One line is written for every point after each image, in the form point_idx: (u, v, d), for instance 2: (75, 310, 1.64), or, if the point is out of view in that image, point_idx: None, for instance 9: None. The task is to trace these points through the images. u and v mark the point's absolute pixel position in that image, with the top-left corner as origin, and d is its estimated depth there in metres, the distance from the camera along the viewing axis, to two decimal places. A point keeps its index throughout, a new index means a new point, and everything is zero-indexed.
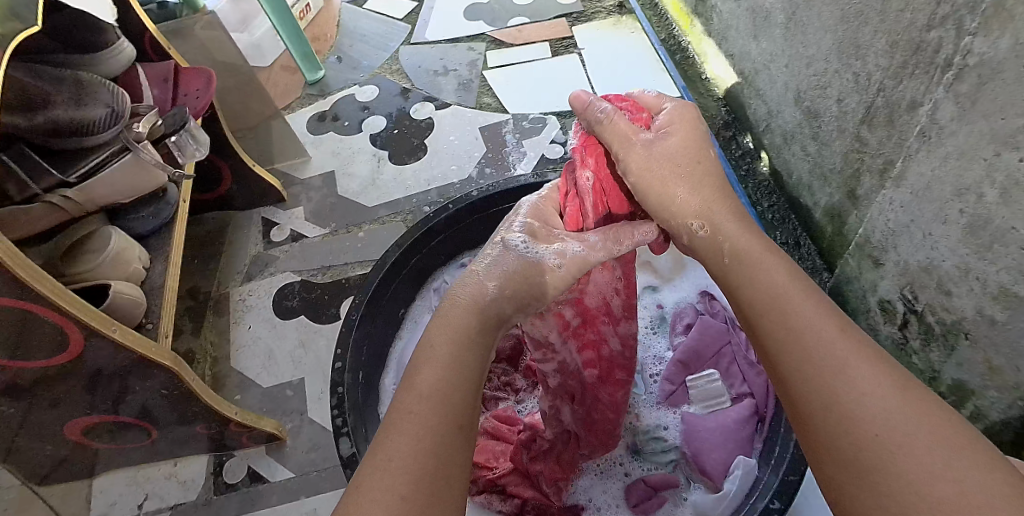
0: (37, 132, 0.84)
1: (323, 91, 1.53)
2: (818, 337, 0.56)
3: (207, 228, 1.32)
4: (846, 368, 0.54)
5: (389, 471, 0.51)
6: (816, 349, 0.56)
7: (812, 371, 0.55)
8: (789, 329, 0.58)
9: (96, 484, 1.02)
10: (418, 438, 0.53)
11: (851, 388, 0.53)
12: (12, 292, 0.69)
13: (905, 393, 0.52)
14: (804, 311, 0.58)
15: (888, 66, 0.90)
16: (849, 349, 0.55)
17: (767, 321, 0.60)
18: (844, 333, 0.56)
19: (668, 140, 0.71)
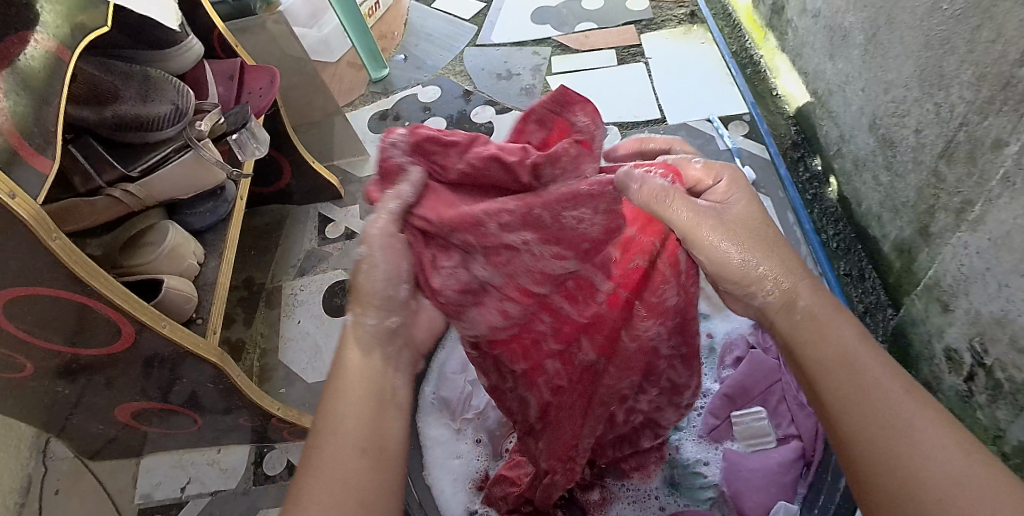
0: (104, 125, 0.89)
1: (387, 90, 1.55)
2: (886, 392, 0.58)
3: (265, 220, 1.36)
4: (914, 427, 0.56)
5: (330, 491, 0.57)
6: (887, 407, 0.57)
7: (881, 426, 0.57)
8: (859, 383, 0.59)
9: (143, 464, 1.09)
10: (347, 461, 0.59)
11: (918, 444, 0.55)
12: (69, 287, 0.73)
13: (969, 453, 0.54)
14: (870, 370, 0.59)
15: (973, 100, 0.84)
16: (917, 410, 0.57)
17: (832, 369, 0.60)
18: (911, 392, 0.58)
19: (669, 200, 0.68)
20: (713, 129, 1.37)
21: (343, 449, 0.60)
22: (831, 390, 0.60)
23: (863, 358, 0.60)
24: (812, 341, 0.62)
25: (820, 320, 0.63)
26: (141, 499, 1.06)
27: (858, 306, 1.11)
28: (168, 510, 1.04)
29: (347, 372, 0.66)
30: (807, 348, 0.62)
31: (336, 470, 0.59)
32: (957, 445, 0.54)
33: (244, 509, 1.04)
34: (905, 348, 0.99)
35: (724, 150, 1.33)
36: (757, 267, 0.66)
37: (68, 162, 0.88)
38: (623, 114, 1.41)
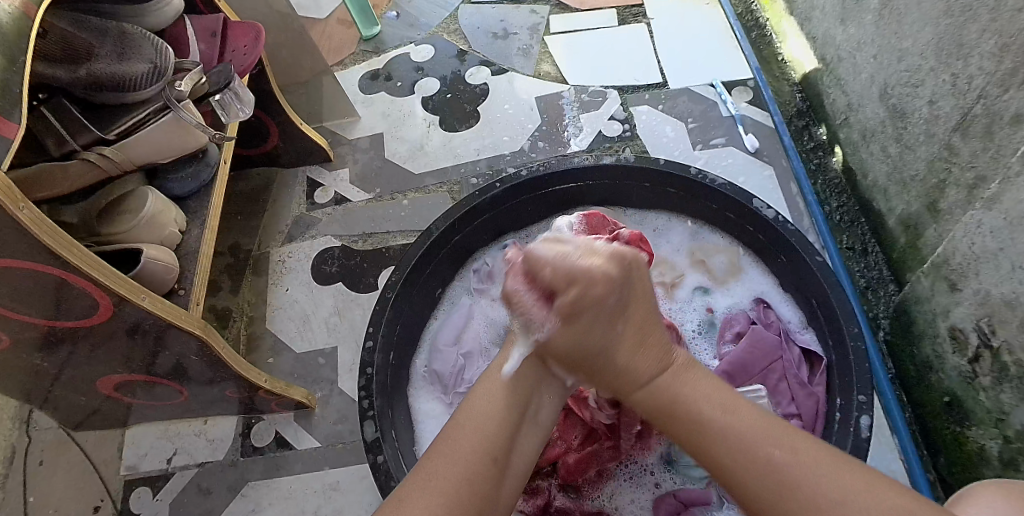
0: (79, 84, 0.83)
1: (378, 48, 1.47)
2: (761, 454, 0.57)
3: (251, 183, 1.31)
4: (790, 475, 0.56)
5: (430, 488, 0.58)
6: (750, 461, 0.57)
7: (759, 487, 0.57)
8: (729, 449, 0.58)
9: (129, 434, 1.06)
10: (456, 462, 0.60)
11: (800, 491, 0.55)
12: (42, 258, 0.69)
13: (843, 476, 0.56)
14: (735, 434, 0.59)
15: (994, 72, 0.81)
16: (789, 456, 0.57)
17: (698, 441, 0.60)
18: (774, 436, 0.58)
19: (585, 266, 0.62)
20: (716, 95, 1.32)
21: (473, 445, 0.61)
22: (708, 464, 0.60)
23: (722, 426, 0.60)
24: (676, 414, 0.63)
25: (668, 402, 0.63)
26: (127, 470, 1.04)
27: (859, 282, 1.09)
28: (155, 482, 1.03)
29: (492, 386, 0.67)
30: (677, 429, 0.62)
31: (458, 464, 0.60)
32: (829, 474, 0.56)
33: (232, 480, 1.02)
34: (907, 326, 0.98)
35: (728, 117, 1.29)
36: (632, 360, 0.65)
37: (39, 123, 0.83)
38: (624, 77, 1.36)
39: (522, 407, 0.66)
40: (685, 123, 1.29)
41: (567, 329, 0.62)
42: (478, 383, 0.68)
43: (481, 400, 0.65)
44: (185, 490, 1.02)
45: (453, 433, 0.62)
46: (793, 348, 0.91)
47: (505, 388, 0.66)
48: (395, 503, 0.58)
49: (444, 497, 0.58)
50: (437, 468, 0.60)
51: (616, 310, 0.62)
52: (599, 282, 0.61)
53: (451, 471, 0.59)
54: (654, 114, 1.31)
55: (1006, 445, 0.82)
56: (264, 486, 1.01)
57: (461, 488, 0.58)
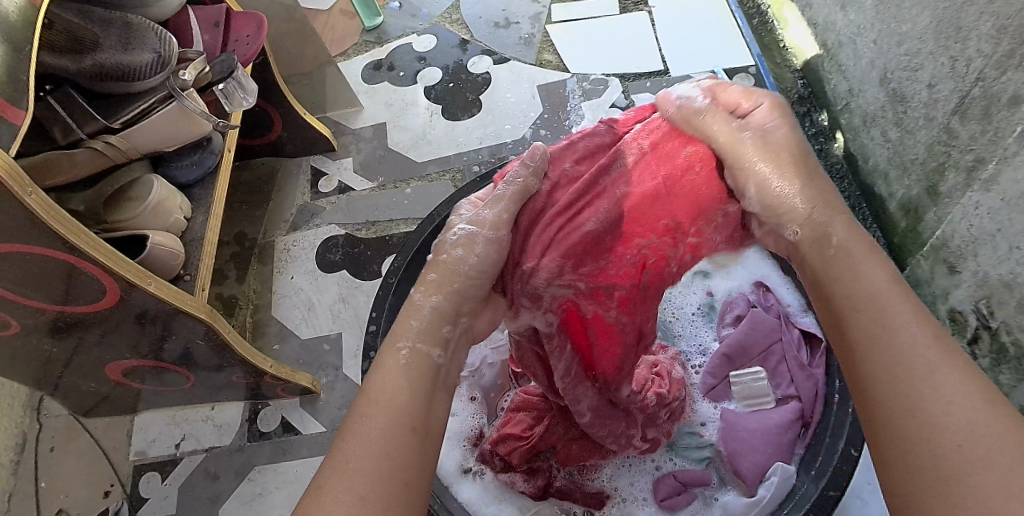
0: (84, 75, 0.85)
1: (380, 38, 1.47)
2: (910, 352, 0.49)
3: (256, 173, 1.32)
4: (936, 380, 0.47)
5: (345, 473, 0.50)
6: (897, 362, 0.49)
7: (894, 375, 0.49)
8: (880, 338, 0.51)
9: (138, 421, 1.08)
10: (374, 441, 0.51)
11: (935, 392, 0.47)
12: (51, 244, 0.71)
13: (994, 410, 0.45)
14: (898, 315, 0.51)
15: (992, 54, 0.81)
16: (942, 357, 0.48)
17: (866, 321, 0.52)
18: (937, 339, 0.49)
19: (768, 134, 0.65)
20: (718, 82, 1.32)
21: (390, 420, 0.53)
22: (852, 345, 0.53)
23: (891, 305, 0.52)
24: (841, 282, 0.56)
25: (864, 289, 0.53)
26: (136, 456, 1.05)
27: None
28: (164, 467, 1.04)
29: (392, 358, 0.58)
30: (841, 302, 0.55)
31: (375, 440, 0.51)
32: (982, 399, 0.45)
33: (239, 465, 1.04)
34: None
35: None
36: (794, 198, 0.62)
37: (46, 113, 0.84)
38: (625, 65, 1.37)
39: (430, 379, 0.57)
40: None
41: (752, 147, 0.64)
42: (378, 357, 0.58)
43: (388, 371, 0.57)
44: (193, 475, 1.03)
45: (364, 409, 0.54)
46: (792, 329, 0.93)
47: (407, 354, 0.58)
48: (314, 492, 0.50)
49: (365, 476, 0.49)
50: (352, 448, 0.51)
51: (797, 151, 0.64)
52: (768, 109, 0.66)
53: (368, 450, 0.51)
54: None
55: None
56: (271, 470, 1.03)
57: (380, 465, 0.50)
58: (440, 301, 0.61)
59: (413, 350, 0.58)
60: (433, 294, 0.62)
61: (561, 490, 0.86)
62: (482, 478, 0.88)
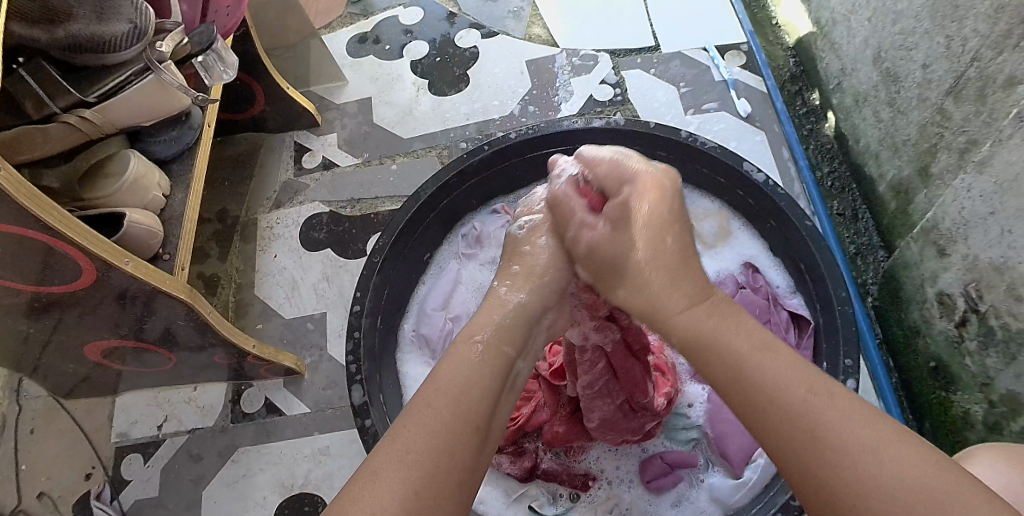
0: (58, 46, 0.81)
1: (366, 10, 1.43)
2: (788, 400, 0.49)
3: (238, 148, 1.29)
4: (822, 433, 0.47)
5: (405, 462, 0.50)
6: (785, 420, 0.49)
7: (786, 440, 0.48)
8: (756, 393, 0.51)
9: (119, 402, 1.07)
10: (434, 434, 0.52)
11: (828, 447, 0.46)
12: (25, 223, 0.68)
13: (887, 454, 0.45)
14: (772, 379, 0.51)
15: (989, 34, 0.80)
16: (827, 407, 0.48)
17: (737, 383, 0.52)
18: (813, 391, 0.49)
19: (625, 231, 0.65)
20: (709, 59, 1.30)
21: (451, 412, 0.54)
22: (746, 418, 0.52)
23: (766, 374, 0.51)
24: (712, 355, 0.55)
25: (705, 333, 0.56)
26: (118, 438, 1.04)
27: (848, 248, 1.08)
28: (146, 448, 1.03)
29: (467, 348, 0.60)
30: (706, 365, 0.55)
31: (437, 435, 0.52)
32: (870, 448, 0.45)
33: (223, 446, 1.03)
34: (895, 291, 0.98)
35: (720, 81, 1.27)
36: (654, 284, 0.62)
37: (19, 85, 0.81)
38: (616, 41, 1.34)
39: (501, 379, 0.59)
40: (678, 87, 1.27)
41: (618, 233, 0.66)
42: (455, 346, 0.61)
43: (457, 362, 0.58)
44: (176, 456, 1.02)
45: (430, 399, 0.54)
46: (782, 310, 0.92)
47: (482, 347, 0.60)
48: (368, 476, 0.49)
49: (421, 469, 0.49)
50: (414, 437, 0.51)
51: (663, 223, 0.65)
52: (650, 190, 0.66)
53: (430, 443, 0.51)
54: (646, 78, 1.29)
55: (990, 410, 0.83)
56: (254, 452, 1.02)
57: (440, 462, 0.50)
58: (526, 295, 0.67)
59: (491, 348, 0.60)
60: (521, 289, 0.67)
61: (547, 472, 0.86)
62: None
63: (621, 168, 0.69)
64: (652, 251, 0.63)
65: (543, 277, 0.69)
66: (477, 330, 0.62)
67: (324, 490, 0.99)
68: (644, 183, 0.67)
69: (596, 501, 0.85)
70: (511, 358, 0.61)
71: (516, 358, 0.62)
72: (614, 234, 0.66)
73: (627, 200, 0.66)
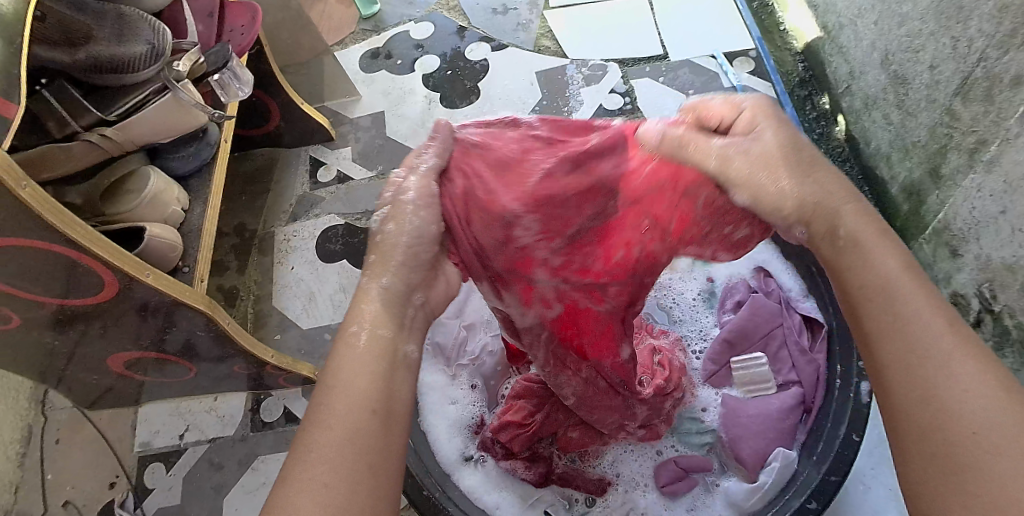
0: (78, 67, 0.84)
1: (378, 27, 1.46)
2: (924, 329, 0.48)
3: (255, 164, 1.31)
4: (952, 366, 0.46)
5: (309, 462, 0.47)
6: (915, 346, 0.47)
7: (911, 363, 0.47)
8: (891, 314, 0.49)
9: (141, 413, 1.09)
10: (331, 427, 0.48)
11: (953, 388, 0.45)
12: (49, 238, 0.71)
13: (1013, 399, 0.44)
14: (913, 307, 0.49)
15: (994, 34, 0.80)
16: (962, 345, 0.46)
17: (883, 299, 0.50)
18: (953, 326, 0.47)
19: (754, 143, 0.58)
20: (718, 66, 1.31)
21: (350, 405, 0.49)
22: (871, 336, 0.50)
23: (903, 293, 0.49)
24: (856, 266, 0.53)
25: (851, 239, 0.54)
26: (140, 447, 1.06)
27: None
28: (168, 457, 1.05)
29: (346, 345, 0.53)
30: (853, 276, 0.52)
31: (334, 427, 0.48)
32: (997, 391, 0.44)
33: (243, 455, 1.04)
34: None
35: (729, 88, 1.28)
36: (778, 182, 0.57)
37: (41, 105, 0.83)
38: (625, 50, 1.35)
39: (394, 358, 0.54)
40: (687, 94, 1.28)
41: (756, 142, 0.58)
42: (332, 345, 0.54)
43: (349, 354, 0.53)
44: (197, 466, 1.04)
45: (324, 392, 0.50)
46: (794, 313, 0.92)
47: (365, 338, 0.54)
48: (279, 483, 0.47)
49: (327, 464, 0.47)
50: (314, 434, 0.48)
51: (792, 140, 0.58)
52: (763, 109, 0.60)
53: (329, 436, 0.48)
54: (656, 86, 1.30)
55: None
56: (274, 460, 1.03)
57: (344, 452, 0.47)
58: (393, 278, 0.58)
59: (371, 337, 0.54)
60: (382, 275, 0.58)
61: (562, 477, 0.86)
62: (482, 465, 0.88)
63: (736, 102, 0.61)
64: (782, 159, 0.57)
65: (397, 256, 0.59)
66: (351, 321, 0.55)
67: None
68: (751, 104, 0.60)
69: (610, 506, 0.85)
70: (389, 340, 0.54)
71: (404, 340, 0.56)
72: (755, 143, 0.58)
73: (746, 118, 0.60)
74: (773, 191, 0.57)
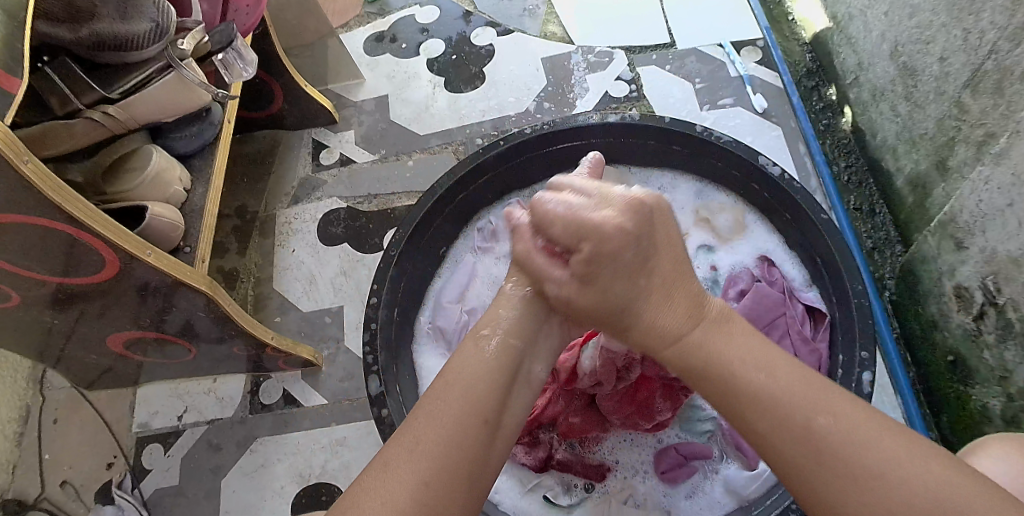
0: (82, 44, 0.83)
1: (382, 9, 1.44)
2: (796, 397, 0.53)
3: (257, 145, 1.31)
4: (834, 428, 0.51)
5: (412, 453, 0.52)
6: (798, 419, 0.52)
7: (796, 432, 0.52)
8: (765, 406, 0.53)
9: (139, 393, 1.08)
10: (441, 427, 0.54)
11: (848, 449, 0.50)
12: (50, 214, 0.70)
13: (898, 447, 0.49)
14: (772, 390, 0.54)
15: (1006, 25, 0.79)
16: (836, 404, 0.52)
17: (741, 405, 0.55)
18: (810, 383, 0.54)
19: (588, 290, 0.64)
20: (725, 55, 1.30)
21: (460, 408, 0.56)
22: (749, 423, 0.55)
23: (757, 384, 0.54)
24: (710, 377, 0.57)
25: (708, 365, 0.58)
26: (138, 428, 1.06)
27: (865, 243, 1.08)
28: (166, 439, 1.05)
29: (476, 347, 0.62)
30: (707, 386, 0.58)
31: (445, 426, 0.54)
32: (882, 443, 0.50)
33: (241, 437, 1.04)
34: (913, 285, 0.97)
35: (736, 77, 1.27)
36: (638, 322, 0.63)
37: (44, 82, 0.83)
38: (631, 38, 1.34)
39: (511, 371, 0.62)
40: (693, 83, 1.27)
41: (587, 291, 0.64)
42: (462, 344, 0.63)
43: (467, 361, 0.60)
44: (195, 446, 1.04)
45: (439, 393, 0.57)
46: (797, 303, 0.91)
47: (492, 348, 0.62)
48: (379, 468, 0.52)
49: (430, 461, 0.52)
50: (422, 430, 0.54)
51: (633, 271, 0.62)
52: (611, 233, 0.62)
53: (436, 436, 0.53)
54: (662, 74, 1.29)
55: (1008, 403, 0.82)
56: (272, 442, 1.03)
57: (447, 452, 0.53)
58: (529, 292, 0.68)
59: (502, 345, 0.62)
60: (527, 284, 0.69)
61: (562, 463, 0.86)
62: None
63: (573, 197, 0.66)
64: (629, 290, 0.63)
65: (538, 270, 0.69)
66: (484, 327, 0.64)
67: (341, 481, 1.00)
68: (613, 212, 0.63)
69: (609, 492, 0.86)
70: (519, 351, 0.64)
71: (523, 353, 0.64)
72: (585, 293, 0.64)
73: (593, 244, 0.63)
74: (643, 328, 0.63)
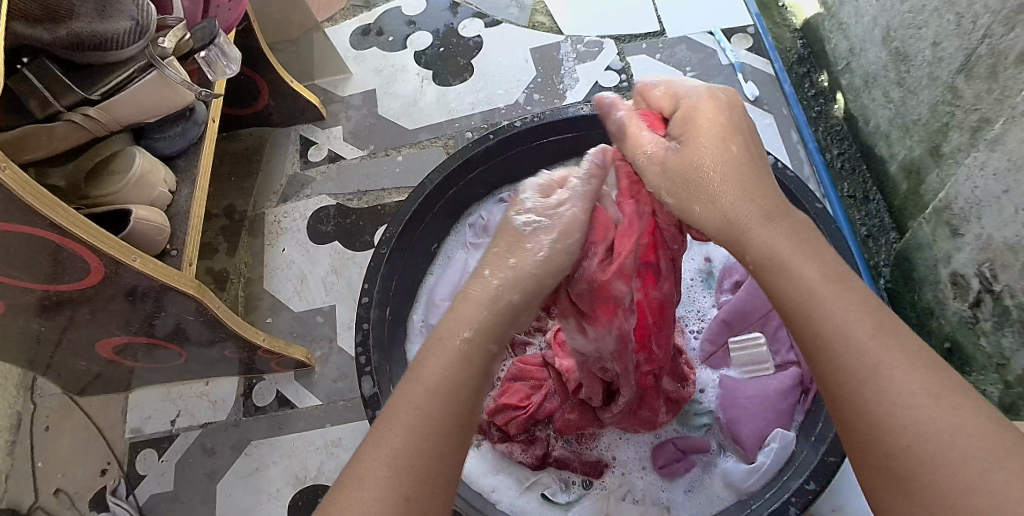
0: (60, 44, 0.81)
1: (368, 2, 1.42)
2: (855, 335, 0.47)
3: (244, 143, 1.29)
4: (882, 376, 0.45)
5: (385, 460, 0.49)
6: (849, 357, 0.47)
7: (846, 384, 0.46)
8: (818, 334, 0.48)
9: (131, 399, 1.07)
10: (423, 436, 0.50)
11: (885, 398, 0.44)
12: (32, 222, 0.69)
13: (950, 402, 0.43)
14: (831, 316, 0.48)
15: (1000, 10, 0.78)
16: (893, 350, 0.46)
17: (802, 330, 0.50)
18: (879, 329, 0.47)
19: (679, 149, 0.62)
20: (716, 43, 1.28)
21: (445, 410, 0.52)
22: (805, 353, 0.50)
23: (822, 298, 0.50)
24: (780, 275, 0.53)
25: (777, 255, 0.53)
26: (132, 434, 1.04)
27: (859, 230, 1.08)
28: (159, 444, 1.03)
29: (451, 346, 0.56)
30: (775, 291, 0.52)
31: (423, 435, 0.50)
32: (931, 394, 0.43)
33: (235, 440, 1.03)
34: (907, 273, 0.97)
35: (727, 65, 1.26)
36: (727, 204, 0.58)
37: (23, 85, 0.81)
38: (621, 26, 1.33)
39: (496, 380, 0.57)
40: (683, 71, 1.26)
41: (682, 148, 0.61)
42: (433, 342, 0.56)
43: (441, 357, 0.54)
44: (189, 451, 1.03)
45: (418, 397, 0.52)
46: None
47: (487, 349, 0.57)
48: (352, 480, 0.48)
49: (410, 472, 0.49)
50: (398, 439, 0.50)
51: (727, 132, 0.61)
52: (711, 105, 0.62)
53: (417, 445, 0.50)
54: (652, 63, 1.28)
55: (1007, 390, 0.82)
56: (267, 445, 1.03)
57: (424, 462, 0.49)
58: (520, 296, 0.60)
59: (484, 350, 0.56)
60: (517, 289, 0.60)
61: (559, 460, 0.86)
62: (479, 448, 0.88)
63: (676, 91, 0.65)
64: (721, 155, 0.59)
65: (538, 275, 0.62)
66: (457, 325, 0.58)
67: None
68: (707, 98, 0.63)
69: (607, 487, 0.85)
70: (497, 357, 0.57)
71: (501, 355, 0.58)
72: (681, 154, 0.61)
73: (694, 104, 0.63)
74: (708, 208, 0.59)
